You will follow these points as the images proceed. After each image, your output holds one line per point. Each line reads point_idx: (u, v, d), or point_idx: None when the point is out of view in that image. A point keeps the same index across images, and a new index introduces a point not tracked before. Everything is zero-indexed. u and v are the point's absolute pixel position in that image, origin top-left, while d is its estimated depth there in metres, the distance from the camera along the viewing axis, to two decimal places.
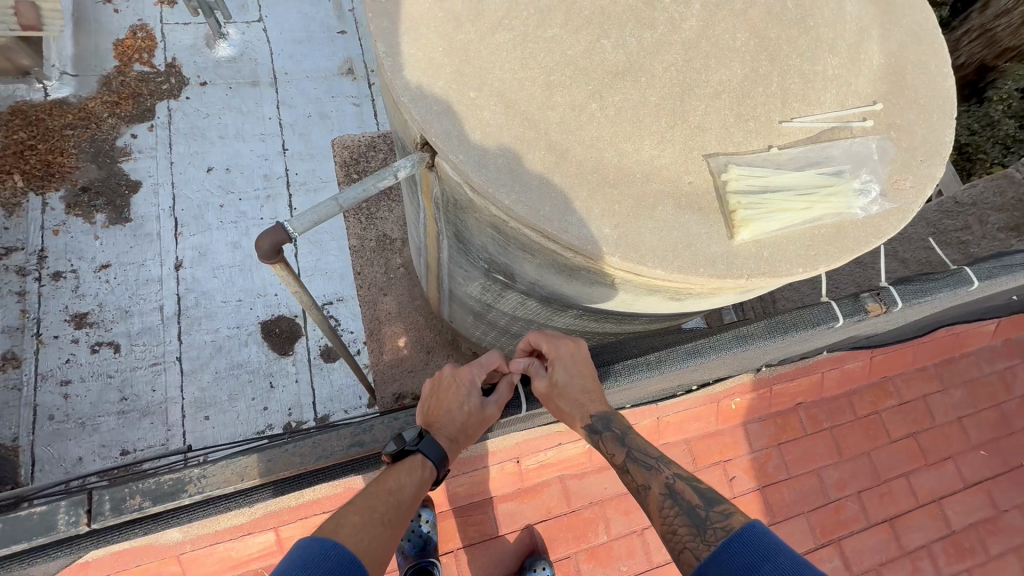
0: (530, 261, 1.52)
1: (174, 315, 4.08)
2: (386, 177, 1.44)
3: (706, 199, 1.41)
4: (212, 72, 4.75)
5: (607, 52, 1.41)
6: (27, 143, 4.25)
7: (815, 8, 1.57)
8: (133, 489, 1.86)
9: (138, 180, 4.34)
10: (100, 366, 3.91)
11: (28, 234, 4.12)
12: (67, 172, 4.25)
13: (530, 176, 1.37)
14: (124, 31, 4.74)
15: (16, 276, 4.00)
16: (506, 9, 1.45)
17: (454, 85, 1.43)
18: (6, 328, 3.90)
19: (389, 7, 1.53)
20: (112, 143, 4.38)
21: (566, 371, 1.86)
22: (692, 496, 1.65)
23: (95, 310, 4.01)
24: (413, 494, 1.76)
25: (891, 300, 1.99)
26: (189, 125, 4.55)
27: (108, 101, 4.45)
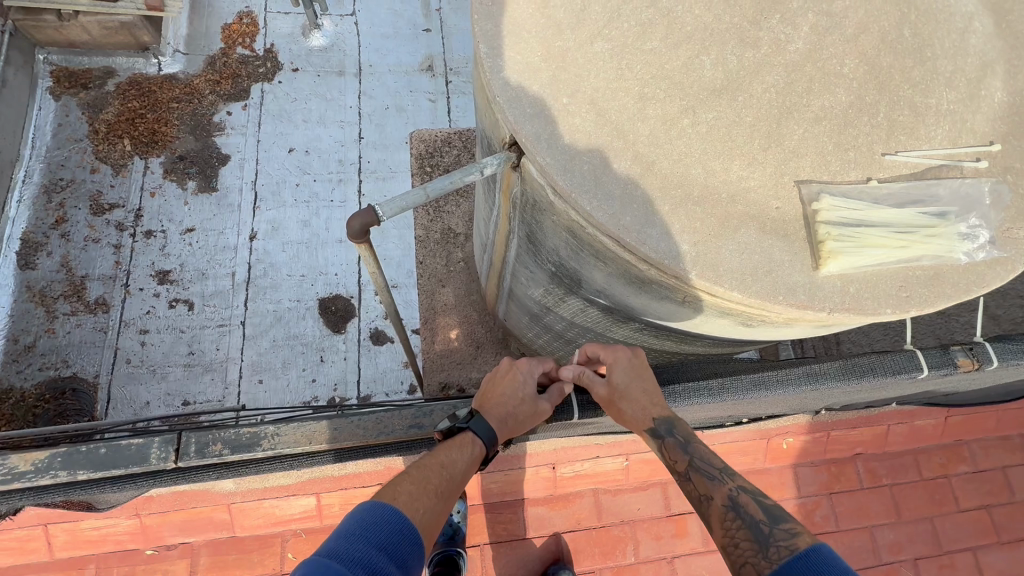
0: (601, 268, 1.53)
1: (243, 282, 4.37)
2: (473, 172, 1.49)
3: (793, 226, 1.36)
4: (304, 60, 5.06)
5: (705, 69, 1.42)
6: (138, 111, 4.70)
7: (933, 38, 1.51)
8: (216, 436, 2.02)
9: (227, 154, 4.70)
10: (175, 321, 4.25)
11: (128, 193, 4.54)
12: (168, 141, 4.65)
13: (614, 186, 1.38)
14: (231, 16, 5.14)
15: (116, 230, 4.44)
16: (607, 19, 1.48)
17: (549, 89, 1.46)
18: (101, 275, 4.31)
19: (493, 10, 1.59)
20: (210, 118, 4.76)
21: (622, 374, 1.86)
22: (756, 510, 1.58)
23: (178, 269, 4.37)
24: (465, 470, 1.81)
25: (986, 358, 1.86)
26: (278, 107, 4.87)
27: (211, 79, 4.85)
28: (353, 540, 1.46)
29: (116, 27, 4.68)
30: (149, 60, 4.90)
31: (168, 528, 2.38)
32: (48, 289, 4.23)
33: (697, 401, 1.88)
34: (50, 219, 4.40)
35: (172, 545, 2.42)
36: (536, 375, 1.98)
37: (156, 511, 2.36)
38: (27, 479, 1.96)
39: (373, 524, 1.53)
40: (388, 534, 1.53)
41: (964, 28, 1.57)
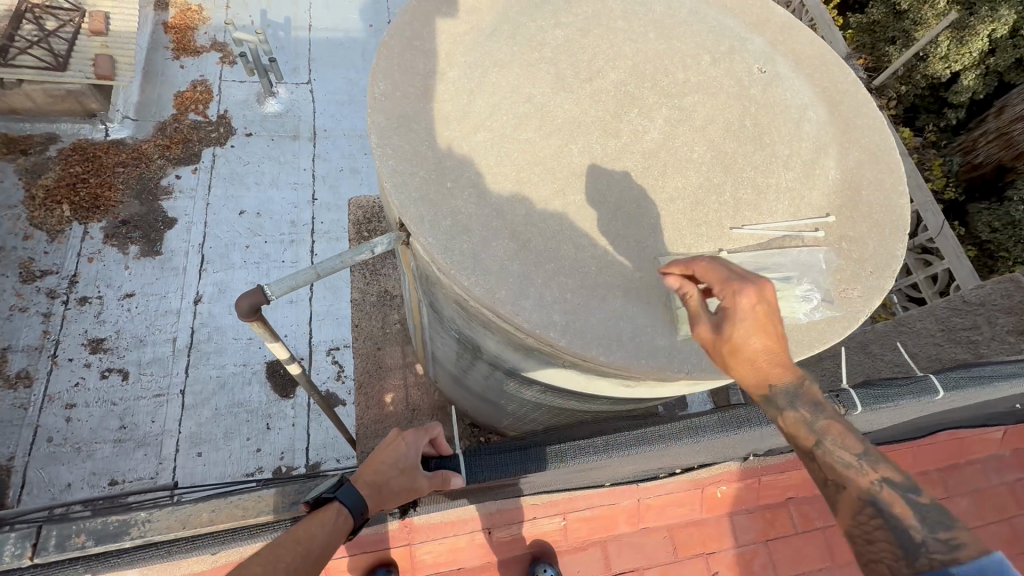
0: (490, 336, 1.61)
1: (185, 348, 4.23)
2: (364, 252, 1.57)
3: (656, 293, 1.50)
4: (259, 125, 5.20)
5: (573, 156, 1.61)
6: (80, 176, 4.64)
7: (770, 128, 1.78)
8: (80, 527, 1.81)
9: (174, 217, 4.67)
10: (106, 392, 4.02)
11: (64, 259, 4.39)
12: (111, 206, 4.59)
13: (491, 263, 1.48)
14: (185, 84, 5.27)
15: (46, 297, 4.23)
16: (489, 113, 1.68)
17: (434, 176, 1.59)
18: (26, 346, 4.07)
19: (388, 102, 1.72)
20: (157, 181, 4.76)
21: (755, 312, 1.32)
22: (904, 510, 1.32)
23: (114, 336, 4.19)
24: (328, 543, 1.61)
25: (851, 402, 2.00)
26: (230, 171, 4.93)
27: (160, 144, 4.90)
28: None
29: (63, 95, 4.69)
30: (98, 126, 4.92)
31: None
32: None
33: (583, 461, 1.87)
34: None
35: None
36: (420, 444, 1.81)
37: None
38: None
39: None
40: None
41: (798, 119, 1.87)
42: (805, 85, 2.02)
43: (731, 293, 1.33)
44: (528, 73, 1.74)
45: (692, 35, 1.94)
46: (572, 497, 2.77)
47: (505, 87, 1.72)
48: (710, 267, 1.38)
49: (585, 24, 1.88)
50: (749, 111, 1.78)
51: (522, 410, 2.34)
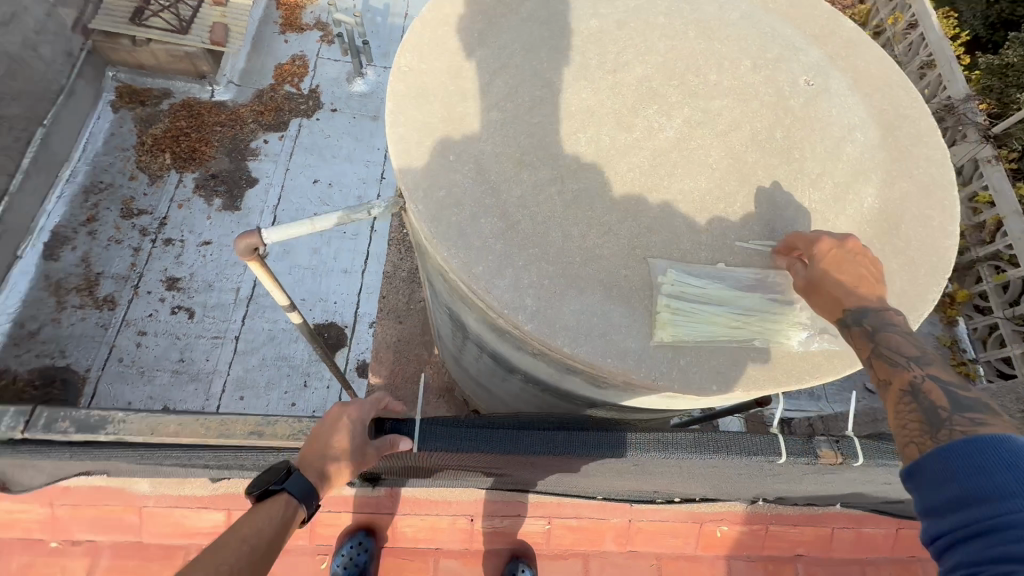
0: (471, 314, 1.62)
1: (246, 299, 4.22)
2: (361, 212, 1.62)
3: (638, 293, 1.44)
4: (343, 102, 5.17)
5: (579, 144, 1.58)
6: (184, 130, 4.83)
7: (802, 142, 1.66)
8: (68, 414, 1.97)
9: (257, 177, 4.69)
10: (172, 327, 4.08)
11: (159, 202, 4.53)
12: (205, 160, 4.71)
13: (475, 238, 1.48)
14: (285, 58, 5.38)
15: (138, 234, 4.38)
16: (505, 94, 1.68)
17: (438, 148, 1.61)
18: (115, 274, 4.23)
19: (412, 73, 1.74)
20: (248, 143, 4.83)
21: (830, 256, 1.36)
22: (939, 395, 1.17)
23: (188, 278, 4.26)
24: (277, 533, 1.55)
25: (850, 452, 1.77)
26: (312, 141, 4.92)
27: (255, 110, 5.02)
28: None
29: (181, 56, 4.93)
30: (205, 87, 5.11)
31: (77, 524, 2.79)
32: (64, 282, 4.14)
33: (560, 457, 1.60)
34: (80, 217, 4.39)
35: (77, 541, 2.81)
36: (365, 420, 1.71)
37: (69, 503, 2.77)
38: None
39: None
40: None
41: (839, 139, 1.72)
42: (860, 105, 1.86)
43: (809, 243, 1.41)
44: (553, 60, 1.73)
45: (736, 37, 1.84)
46: (559, 504, 2.85)
47: (527, 70, 1.72)
48: (801, 237, 1.43)
49: (624, 17, 1.84)
50: (782, 123, 1.67)
51: (512, 401, 2.30)
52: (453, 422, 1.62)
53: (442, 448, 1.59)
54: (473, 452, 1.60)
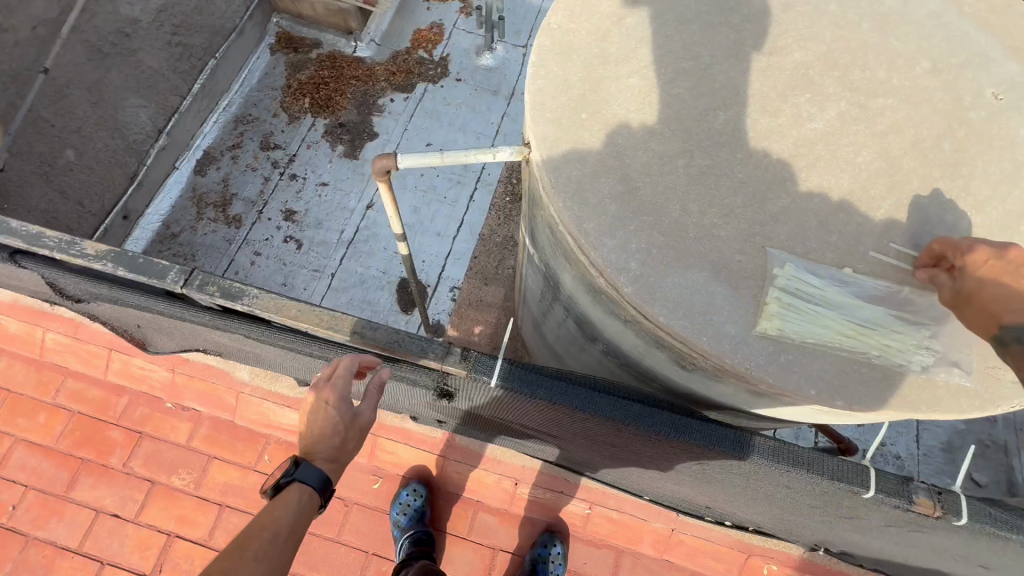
0: (569, 271, 1.65)
1: (346, 242, 4.20)
2: (487, 154, 1.68)
3: (748, 280, 1.38)
4: (468, 74, 4.76)
5: (716, 122, 1.55)
6: (325, 78, 4.66)
7: (971, 159, 1.50)
8: (220, 282, 1.88)
9: (377, 133, 4.51)
10: (281, 254, 4.17)
11: (291, 140, 4.48)
12: (337, 110, 4.57)
13: (593, 195, 1.49)
14: (427, 22, 4.95)
15: (270, 166, 4.40)
16: (649, 62, 1.67)
17: (573, 104, 1.63)
18: (246, 198, 4.30)
19: (560, 31, 1.77)
20: (375, 100, 4.61)
21: (987, 267, 1.27)
22: None
23: (304, 213, 4.28)
24: (301, 521, 1.66)
25: (954, 510, 1.58)
26: (432, 108, 4.62)
27: (389, 70, 4.72)
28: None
29: (335, 10, 4.67)
30: (350, 42, 4.83)
31: (187, 392, 3.26)
32: (206, 196, 4.30)
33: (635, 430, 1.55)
34: (228, 143, 4.48)
35: (185, 407, 3.30)
36: (347, 394, 1.71)
37: (186, 372, 3.23)
38: (66, 251, 1.90)
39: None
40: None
41: (1020, 164, 1.51)
42: None
43: (959, 251, 1.31)
44: (704, 35, 1.69)
45: (918, 34, 1.67)
46: (603, 493, 3.18)
47: (675, 43, 1.69)
48: (949, 242, 1.33)
49: None
50: (953, 135, 1.52)
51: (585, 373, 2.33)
52: (534, 369, 1.63)
53: (519, 391, 1.60)
54: (548, 401, 1.58)
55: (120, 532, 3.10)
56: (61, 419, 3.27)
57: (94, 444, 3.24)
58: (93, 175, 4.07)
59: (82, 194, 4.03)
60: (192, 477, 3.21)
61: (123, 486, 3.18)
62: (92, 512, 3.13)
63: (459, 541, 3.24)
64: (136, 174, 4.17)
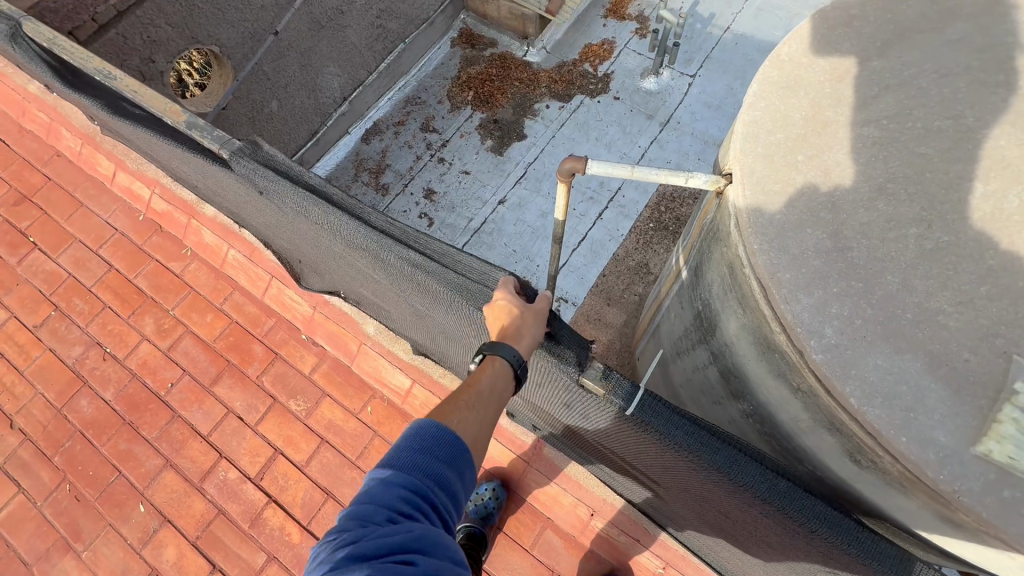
0: (738, 317, 1.52)
1: (473, 231, 4.38)
2: (680, 177, 1.61)
3: (976, 387, 1.15)
4: (627, 94, 4.66)
5: (969, 196, 1.31)
6: (493, 76, 4.89)
7: None
8: None
9: (526, 135, 4.63)
10: (413, 227, 4.46)
11: (449, 127, 4.78)
12: (495, 106, 4.77)
13: (796, 245, 1.35)
14: (598, 40, 4.89)
15: (424, 146, 4.73)
16: (893, 113, 1.47)
17: (789, 143, 1.50)
18: (398, 170, 4.68)
19: (788, 67, 1.64)
20: (532, 103, 4.73)
21: None
22: None
23: (442, 194, 4.54)
24: (504, 392, 1.60)
25: None
26: (584, 121, 4.61)
27: (551, 78, 4.79)
28: (410, 468, 1.35)
29: (518, 15, 4.98)
30: (523, 47, 5.06)
31: (320, 330, 3.61)
32: (365, 162, 4.76)
33: (779, 510, 1.35)
34: (394, 119, 4.92)
35: (316, 342, 3.66)
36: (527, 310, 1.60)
37: (324, 313, 3.58)
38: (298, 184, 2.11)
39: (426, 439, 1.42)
40: (451, 451, 1.43)
41: None
42: None
43: None
44: (971, 94, 1.45)
45: None
46: (683, 557, 2.91)
47: (932, 96, 1.47)
48: None
49: None
50: None
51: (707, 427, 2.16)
52: (675, 411, 1.49)
53: (655, 429, 1.47)
54: (688, 451, 1.42)
55: (241, 435, 3.53)
56: (222, 323, 3.80)
57: (240, 352, 3.72)
58: (287, 125, 4.64)
59: (274, 138, 4.62)
60: (306, 406, 3.55)
61: (253, 395, 3.61)
62: (225, 409, 3.60)
63: (521, 551, 3.19)
64: (317, 131, 4.77)
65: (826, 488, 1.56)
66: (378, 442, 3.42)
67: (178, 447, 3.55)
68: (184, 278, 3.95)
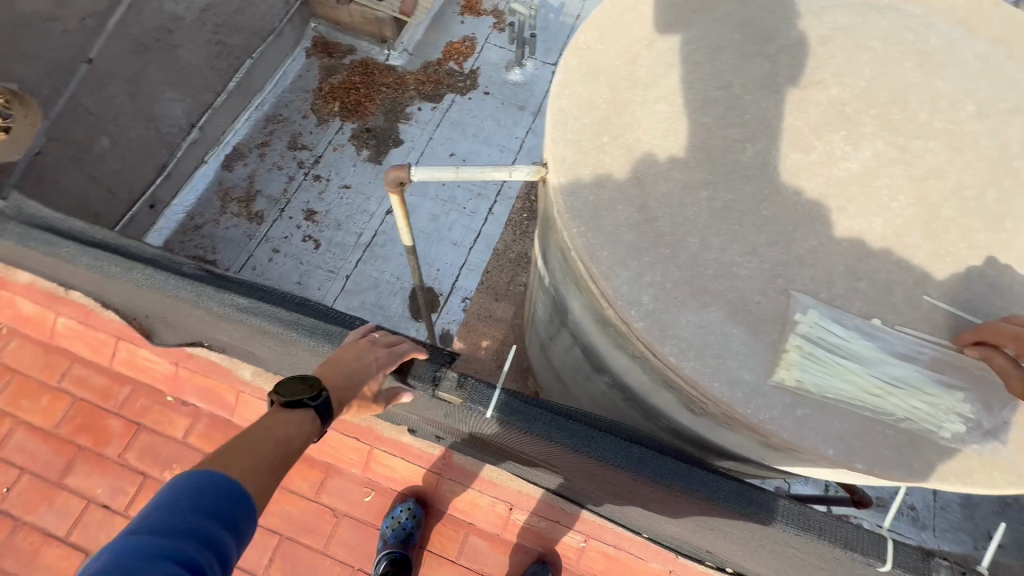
0: (579, 298, 1.58)
1: (365, 246, 4.10)
2: (503, 172, 1.63)
3: (768, 326, 1.30)
4: (497, 88, 4.67)
5: (744, 154, 1.46)
6: (356, 84, 4.64)
7: (1015, 210, 1.38)
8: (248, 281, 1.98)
9: (402, 141, 4.45)
10: (299, 253, 4.09)
11: (320, 141, 4.45)
12: (365, 115, 4.53)
13: (609, 223, 1.43)
14: (459, 37, 4.86)
15: (296, 166, 4.36)
16: (678, 88, 1.60)
17: (595, 126, 1.58)
18: (269, 195, 4.28)
19: (585, 53, 1.73)
20: (404, 108, 4.55)
21: None
22: None
23: (324, 213, 4.21)
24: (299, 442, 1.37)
25: None
26: (458, 119, 4.55)
27: (419, 79, 4.66)
28: (185, 535, 1.08)
29: (371, 19, 4.60)
30: (384, 51, 4.78)
31: (190, 388, 3.23)
32: (231, 191, 4.30)
33: (634, 474, 1.44)
34: (256, 141, 4.48)
35: (189, 401, 3.27)
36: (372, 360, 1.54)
37: (190, 368, 3.20)
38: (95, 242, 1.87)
39: (198, 491, 1.15)
40: (228, 500, 1.17)
41: None
42: None
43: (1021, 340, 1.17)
44: (737, 64, 1.61)
45: (963, 77, 1.59)
46: (600, 526, 2.99)
47: (706, 70, 1.62)
48: (994, 327, 1.22)
49: (831, 32, 1.65)
50: (997, 185, 1.41)
51: (587, 403, 2.25)
52: (531, 403, 1.54)
53: (513, 424, 1.50)
54: (547, 439, 1.48)
55: (109, 524, 3.06)
56: (64, 405, 3.27)
57: (94, 433, 3.23)
58: (126, 162, 3.91)
59: (114, 179, 3.87)
60: None
61: (117, 476, 3.15)
62: (85, 501, 3.10)
63: (448, 565, 3.13)
64: (166, 165, 4.12)
65: (684, 439, 1.69)
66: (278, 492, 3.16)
67: (29, 559, 3.00)
68: (4, 360, 3.34)
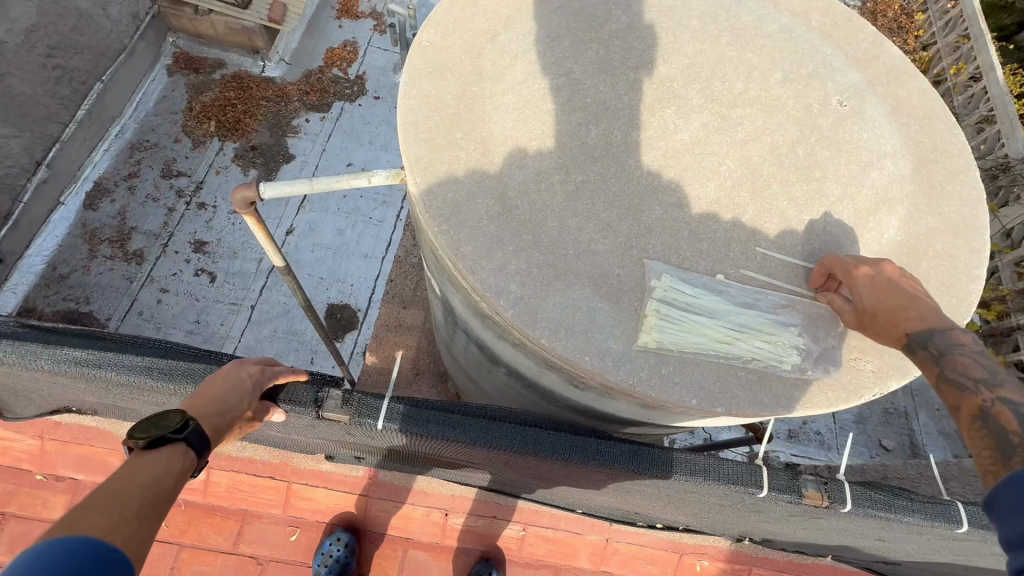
0: (456, 296, 1.59)
1: (269, 269, 3.67)
2: (360, 179, 1.59)
3: (627, 296, 1.38)
4: (389, 91, 4.39)
5: (589, 136, 1.53)
6: (231, 100, 4.21)
7: (828, 162, 1.55)
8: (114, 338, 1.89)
9: (292, 155, 4.07)
10: (193, 289, 3.61)
11: (198, 165, 4.00)
12: (247, 132, 4.11)
13: (470, 217, 1.44)
14: (339, 42, 4.56)
15: (174, 195, 3.88)
16: (524, 78, 1.63)
17: (447, 123, 1.58)
18: (147, 231, 3.76)
19: (429, 51, 1.72)
20: (289, 120, 4.18)
21: (873, 283, 1.31)
22: (970, 364, 1.20)
23: (216, 243, 3.75)
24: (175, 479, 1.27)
25: (839, 498, 1.61)
26: (351, 128, 4.21)
27: (301, 89, 4.31)
28: None
29: (238, 29, 4.24)
30: (258, 62, 4.44)
31: (62, 460, 2.63)
32: (99, 232, 3.73)
33: (530, 454, 1.52)
34: (123, 172, 3.94)
35: (60, 477, 2.64)
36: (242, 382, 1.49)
37: (59, 439, 2.63)
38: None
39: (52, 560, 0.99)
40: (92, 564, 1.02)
41: (866, 164, 1.58)
42: (894, 133, 1.70)
43: (844, 273, 1.36)
44: (575, 51, 1.68)
45: (772, 49, 1.73)
46: (537, 511, 2.80)
47: (549, 58, 1.67)
48: (836, 262, 1.38)
49: (658, 16, 1.76)
50: (806, 140, 1.56)
51: (496, 397, 2.27)
52: (424, 405, 1.60)
53: (408, 429, 1.55)
54: (443, 437, 1.54)
55: None
56: None
57: None
58: None
59: None
60: None
61: None
62: None
63: None
64: (11, 213, 3.52)
65: (581, 414, 1.77)
66: (188, 553, 2.75)
67: None
68: None
